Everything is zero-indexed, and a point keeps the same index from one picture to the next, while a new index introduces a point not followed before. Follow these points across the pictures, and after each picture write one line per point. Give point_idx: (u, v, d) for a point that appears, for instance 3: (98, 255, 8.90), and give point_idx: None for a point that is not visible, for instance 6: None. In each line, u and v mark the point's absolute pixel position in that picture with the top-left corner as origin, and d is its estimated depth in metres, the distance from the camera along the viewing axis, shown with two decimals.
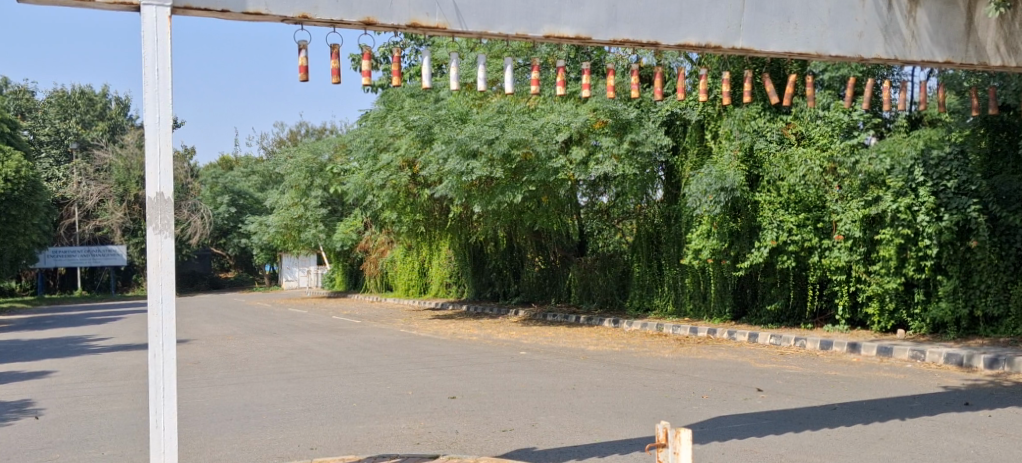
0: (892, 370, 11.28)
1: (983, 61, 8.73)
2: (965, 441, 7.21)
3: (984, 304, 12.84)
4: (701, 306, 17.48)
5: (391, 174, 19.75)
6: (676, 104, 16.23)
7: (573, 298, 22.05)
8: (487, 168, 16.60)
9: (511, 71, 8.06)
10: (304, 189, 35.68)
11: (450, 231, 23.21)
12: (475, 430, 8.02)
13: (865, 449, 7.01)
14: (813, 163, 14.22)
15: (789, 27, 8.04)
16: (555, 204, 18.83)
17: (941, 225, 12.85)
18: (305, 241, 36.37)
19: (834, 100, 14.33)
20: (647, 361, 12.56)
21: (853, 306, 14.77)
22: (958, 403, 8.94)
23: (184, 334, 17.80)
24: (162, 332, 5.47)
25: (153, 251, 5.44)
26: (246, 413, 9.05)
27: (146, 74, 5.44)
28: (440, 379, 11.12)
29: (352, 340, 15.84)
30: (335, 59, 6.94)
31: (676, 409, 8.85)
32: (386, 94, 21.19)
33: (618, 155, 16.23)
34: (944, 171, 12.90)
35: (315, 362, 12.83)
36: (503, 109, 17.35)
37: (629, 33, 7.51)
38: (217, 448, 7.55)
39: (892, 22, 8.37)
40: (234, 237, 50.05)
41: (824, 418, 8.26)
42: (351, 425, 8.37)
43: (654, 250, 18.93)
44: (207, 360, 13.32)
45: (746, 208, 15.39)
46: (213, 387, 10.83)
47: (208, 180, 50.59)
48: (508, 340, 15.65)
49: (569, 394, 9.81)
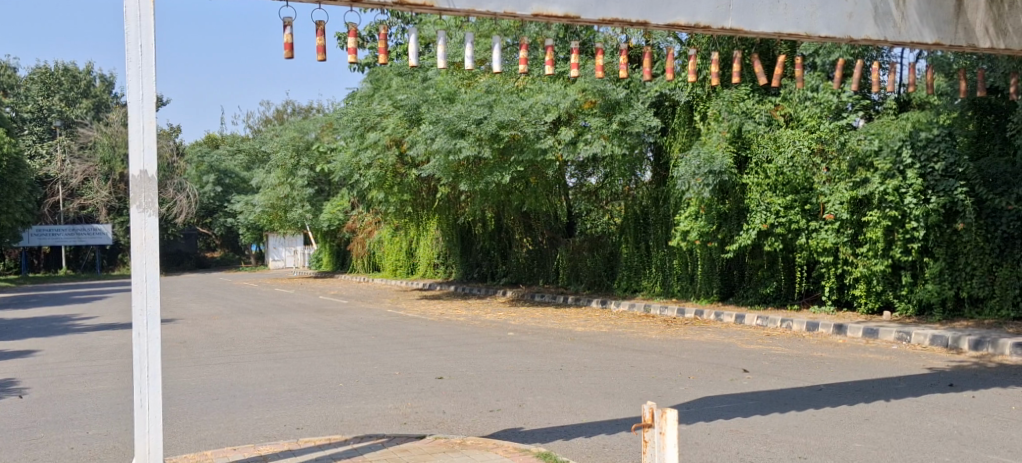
0: (878, 352, 11.31)
1: (972, 43, 8.70)
2: (949, 422, 7.25)
3: (970, 286, 12.99)
4: (689, 287, 17.52)
5: (378, 153, 19.65)
6: (665, 85, 16.10)
7: (561, 279, 22.04)
8: (475, 147, 16.57)
9: (499, 50, 7.93)
10: (291, 169, 35.36)
11: (437, 211, 23.12)
12: (462, 410, 8.01)
13: (851, 430, 7.03)
14: (802, 144, 14.24)
15: (779, 7, 8.08)
16: (544, 185, 18.65)
17: (928, 208, 12.98)
18: (291, 220, 36.24)
19: (823, 82, 14.19)
20: (634, 342, 12.58)
21: (840, 288, 14.84)
22: (942, 384, 9.00)
23: (170, 314, 17.71)
24: (146, 311, 5.40)
25: (137, 230, 5.37)
26: (232, 393, 8.99)
27: (129, 50, 5.34)
28: (427, 359, 11.09)
29: (338, 320, 15.80)
30: (320, 36, 6.88)
31: (663, 389, 8.88)
32: (373, 72, 20.99)
33: (608, 135, 16.15)
34: (931, 153, 12.97)
35: (302, 342, 12.79)
36: (491, 89, 17.29)
37: (618, 13, 7.59)
38: (203, 427, 7.51)
39: (882, 4, 8.37)
40: (220, 217, 49.92)
41: (810, 399, 8.29)
42: (337, 405, 8.34)
43: (642, 232, 18.94)
44: (193, 339, 13.25)
45: (733, 190, 15.36)
46: (199, 367, 10.76)
47: (192, 158, 49.69)
48: (495, 320, 15.65)
49: (556, 375, 9.81)
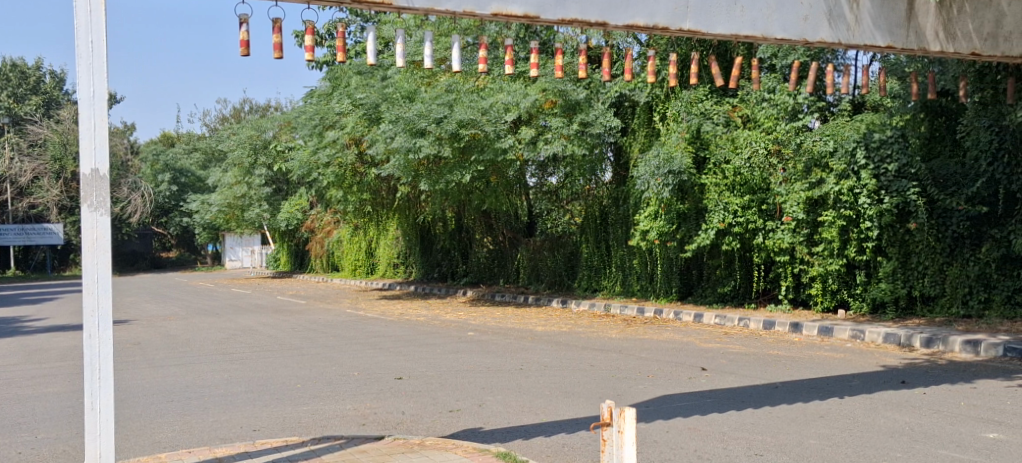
0: (833, 350, 11.49)
1: (924, 47, 8.85)
2: (901, 418, 7.38)
3: (922, 285, 13.32)
4: (648, 286, 17.62)
5: (337, 151, 19.51)
6: (625, 85, 16.24)
7: (521, 279, 22.08)
8: (435, 146, 16.50)
9: (458, 49, 7.90)
10: (248, 167, 34.80)
11: (397, 211, 23.00)
12: (422, 411, 7.98)
13: (807, 427, 7.12)
14: (759, 145, 14.38)
15: (735, 9, 8.17)
16: (504, 184, 18.62)
17: (881, 208, 13.23)
18: (248, 219, 35.88)
19: (780, 85, 14.37)
20: (594, 341, 12.63)
21: (796, 287, 15.05)
22: (895, 381, 9.16)
23: (123, 315, 17.38)
24: (98, 312, 5.27)
25: (88, 230, 5.24)
26: (186, 395, 8.84)
27: (79, 46, 5.20)
28: (386, 360, 11.01)
29: (296, 320, 15.63)
30: (276, 34, 6.81)
31: (622, 388, 8.93)
32: (332, 70, 20.76)
33: (568, 135, 16.23)
34: (885, 154, 13.11)
35: (259, 342, 12.64)
36: (451, 88, 17.25)
37: (578, 13, 7.62)
38: (158, 430, 7.38)
39: (835, 7, 8.53)
40: (176, 216, 49.08)
41: (766, 396, 8.39)
42: (296, 405, 8.27)
43: (602, 231, 19.04)
44: (147, 340, 13.03)
45: (692, 191, 15.49)
46: (154, 369, 10.57)
47: (147, 157, 49.16)
48: (455, 320, 15.62)
49: (516, 375, 9.81)
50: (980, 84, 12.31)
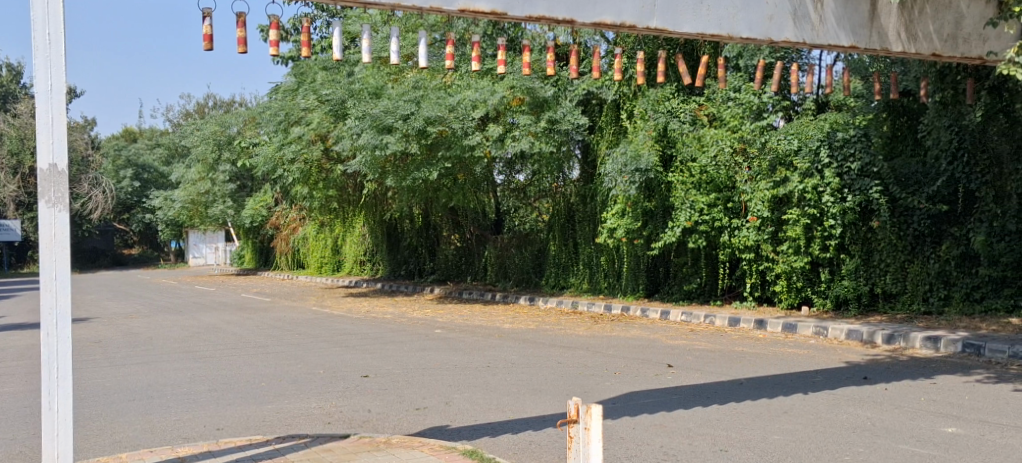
0: (797, 347, 11.60)
1: (886, 47, 8.97)
2: (863, 414, 7.47)
3: (884, 282, 13.55)
4: (616, 283, 17.71)
5: (302, 147, 19.34)
6: (593, 83, 16.28)
7: (489, 276, 22.07)
8: (402, 143, 16.37)
9: (424, 45, 7.85)
10: (211, 163, 34.37)
11: (363, 207, 22.87)
12: (388, 409, 7.92)
13: (771, 423, 7.18)
14: (724, 144, 14.44)
15: (701, 8, 8.20)
16: (472, 182, 18.61)
17: (845, 206, 13.42)
18: (212, 216, 35.48)
19: (745, 84, 14.67)
20: (561, 339, 12.63)
21: (762, 285, 15.15)
22: (857, 377, 9.28)
23: (83, 313, 17.04)
24: (57, 310, 5.04)
25: (46, 227, 5.00)
26: (149, 394, 8.70)
27: (36, 38, 4.95)
28: (352, 358, 10.93)
29: (261, 318, 15.46)
30: (241, 28, 6.73)
31: (589, 385, 8.95)
32: (297, 66, 20.56)
33: (535, 132, 16.27)
34: (848, 153, 13.46)
35: (223, 341, 12.48)
36: (419, 84, 17.17)
37: (545, 10, 7.61)
38: (118, 430, 7.25)
39: (800, 8, 8.63)
40: (138, 213, 48.33)
41: (731, 393, 8.45)
42: (259, 404, 8.16)
43: (569, 229, 19.11)
44: (108, 339, 12.79)
45: (660, 189, 15.49)
46: (114, 367, 10.38)
47: (109, 152, 48.53)
48: (422, 318, 15.55)
49: (484, 372, 9.78)
50: (940, 85, 12.50)
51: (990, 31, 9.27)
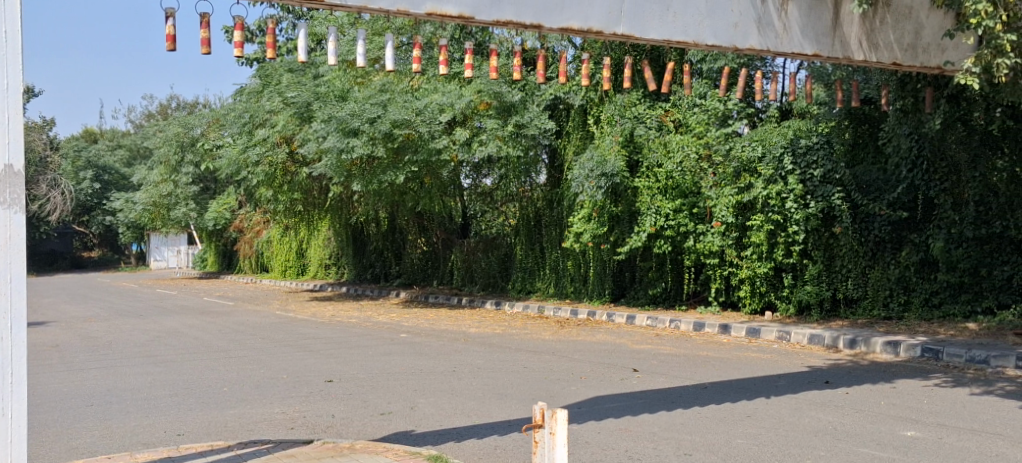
0: (760, 351, 11.73)
1: (848, 55, 9.11)
2: (824, 418, 7.56)
3: (845, 287, 13.78)
4: (582, 288, 17.77)
5: (267, 150, 19.23)
6: (560, 88, 16.43)
7: (455, 280, 21.99)
8: (369, 146, 16.28)
9: (391, 48, 7.80)
10: (174, 165, 33.89)
11: (329, 211, 22.71)
12: (352, 414, 7.86)
13: (735, 427, 7.23)
14: (689, 150, 14.50)
15: (668, 15, 8.28)
16: (439, 186, 18.37)
17: (808, 212, 13.49)
18: (174, 219, 34.98)
19: (710, 90, 14.85)
20: (527, 343, 12.63)
21: (726, 290, 15.34)
22: (819, 381, 9.40)
23: (41, 317, 16.70)
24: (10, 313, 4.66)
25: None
26: (107, 400, 8.54)
27: None
28: (317, 362, 10.82)
29: (224, 322, 15.27)
30: (205, 29, 6.64)
31: (555, 389, 8.95)
32: (262, 68, 20.38)
33: (503, 137, 16.25)
34: (811, 160, 13.55)
35: (185, 345, 12.30)
36: (385, 87, 16.98)
37: (513, 15, 7.60)
38: (75, 436, 7.09)
39: (764, 15, 8.75)
40: (98, 215, 47.48)
41: (695, 397, 8.51)
42: (221, 409, 8.05)
43: (536, 233, 19.14)
44: (66, 343, 12.54)
45: (626, 193, 15.62)
46: (72, 372, 10.18)
47: (69, 153, 47.26)
48: (388, 322, 15.45)
49: (449, 377, 9.74)
50: (901, 93, 12.12)
51: (946, 42, 9.47)
